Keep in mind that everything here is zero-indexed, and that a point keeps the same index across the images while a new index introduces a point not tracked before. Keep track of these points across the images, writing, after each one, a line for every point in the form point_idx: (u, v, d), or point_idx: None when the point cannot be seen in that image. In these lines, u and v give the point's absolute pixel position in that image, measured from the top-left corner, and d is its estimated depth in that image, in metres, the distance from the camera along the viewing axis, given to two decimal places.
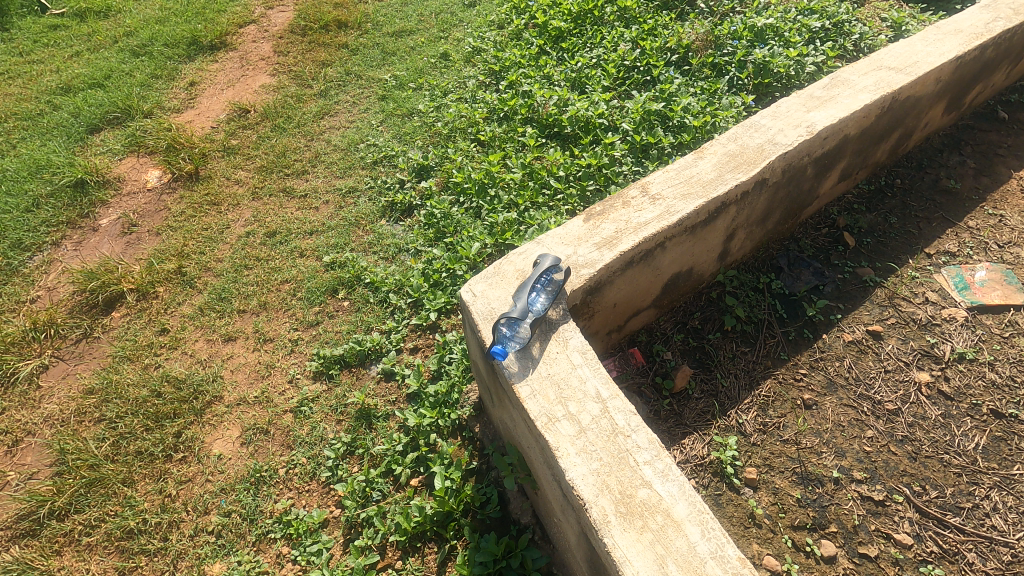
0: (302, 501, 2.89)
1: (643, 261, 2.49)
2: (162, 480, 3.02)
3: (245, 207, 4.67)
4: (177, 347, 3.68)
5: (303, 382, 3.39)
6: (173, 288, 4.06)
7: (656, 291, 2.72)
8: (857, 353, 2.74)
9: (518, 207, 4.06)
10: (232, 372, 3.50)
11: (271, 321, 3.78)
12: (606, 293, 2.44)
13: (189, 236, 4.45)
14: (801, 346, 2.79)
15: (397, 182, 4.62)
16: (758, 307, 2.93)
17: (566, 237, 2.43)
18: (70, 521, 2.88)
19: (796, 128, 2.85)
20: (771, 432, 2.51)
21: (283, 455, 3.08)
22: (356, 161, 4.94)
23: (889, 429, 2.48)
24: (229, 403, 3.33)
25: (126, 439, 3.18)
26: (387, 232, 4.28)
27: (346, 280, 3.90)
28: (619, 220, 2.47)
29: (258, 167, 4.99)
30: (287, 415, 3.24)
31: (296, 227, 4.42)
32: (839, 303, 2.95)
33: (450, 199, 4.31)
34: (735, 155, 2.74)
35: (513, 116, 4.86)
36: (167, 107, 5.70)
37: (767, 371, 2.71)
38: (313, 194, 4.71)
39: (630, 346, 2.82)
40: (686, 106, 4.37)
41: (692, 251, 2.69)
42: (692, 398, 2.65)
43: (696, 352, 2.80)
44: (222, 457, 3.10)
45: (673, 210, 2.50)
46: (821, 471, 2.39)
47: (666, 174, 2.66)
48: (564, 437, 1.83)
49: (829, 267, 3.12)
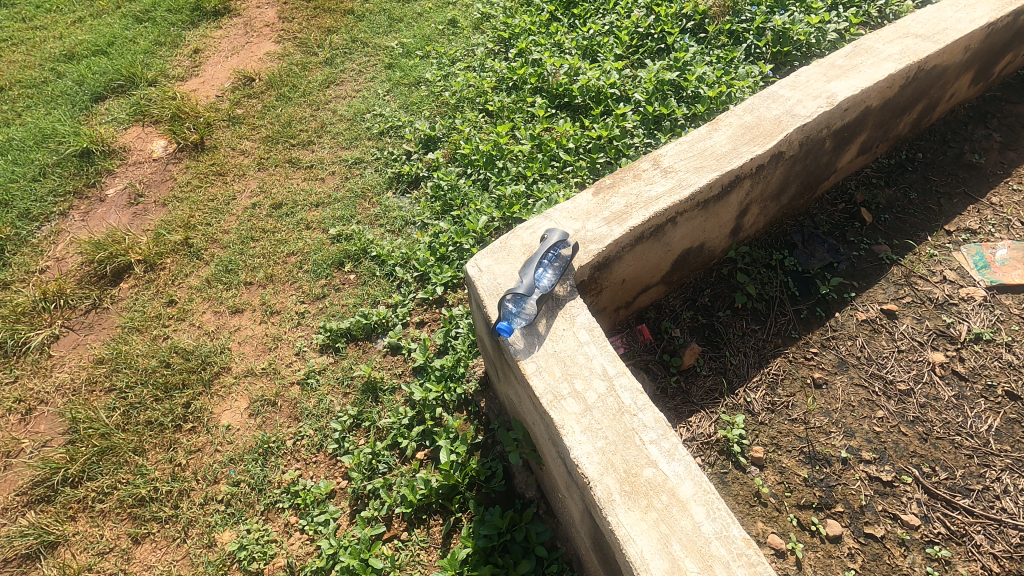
0: (309, 472, 2.90)
1: (654, 237, 2.42)
2: (172, 449, 3.05)
3: (251, 178, 4.69)
4: (184, 319, 3.73)
5: (310, 354, 3.41)
6: (180, 260, 4.11)
7: (666, 267, 2.66)
8: (870, 332, 2.69)
9: (527, 179, 4.02)
10: (240, 344, 3.53)
11: (278, 293, 3.79)
12: (614, 269, 2.38)
13: (195, 207, 4.48)
14: (813, 324, 2.74)
15: (404, 154, 4.57)
16: (769, 285, 2.88)
17: (575, 212, 2.36)
18: (83, 488, 2.93)
19: (815, 98, 2.74)
20: (779, 410, 2.46)
21: (290, 426, 3.09)
22: (362, 132, 4.89)
23: (901, 410, 2.43)
24: (237, 374, 3.36)
25: (136, 409, 3.21)
26: (393, 205, 4.24)
27: (352, 253, 3.89)
28: (629, 194, 2.41)
29: (264, 137, 4.98)
30: (294, 388, 3.26)
31: (302, 199, 4.41)
32: (853, 281, 2.88)
33: (458, 170, 4.26)
34: (752, 127, 2.65)
35: (522, 86, 4.76)
36: (172, 75, 5.63)
37: (777, 349, 2.67)
38: (319, 164, 4.69)
39: (638, 322, 2.77)
40: (701, 75, 4.27)
41: (703, 226, 2.62)
42: (700, 375, 2.60)
43: (706, 330, 2.75)
44: (231, 427, 3.11)
45: (685, 183, 2.43)
46: (830, 450, 2.33)
47: (678, 147, 2.58)
48: (569, 415, 1.80)
49: (844, 244, 3.05)
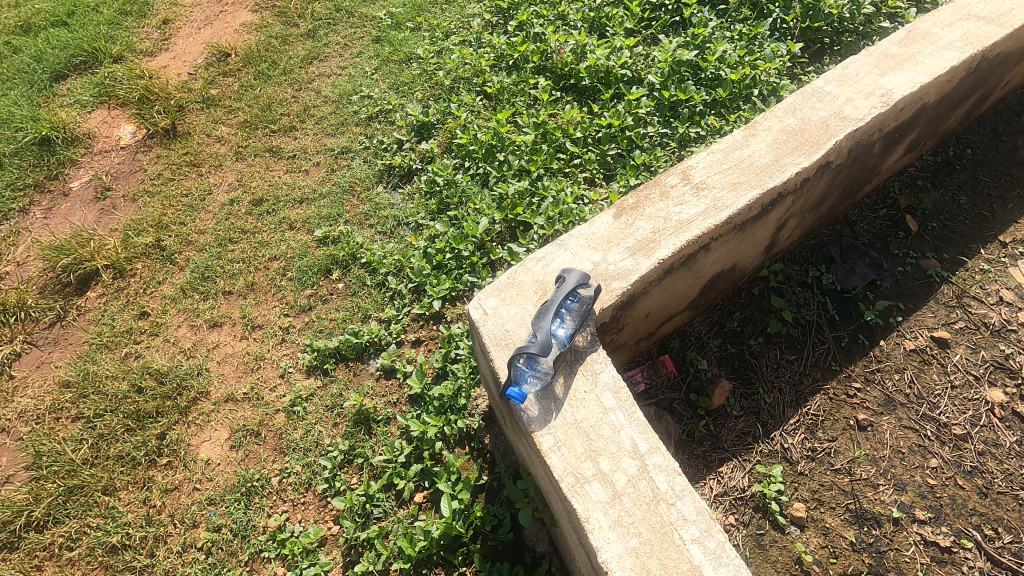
0: (297, 515, 2.65)
1: (684, 267, 2.10)
2: (146, 488, 2.78)
3: (228, 169, 4.28)
4: (158, 334, 3.41)
5: (296, 376, 3.11)
6: (152, 265, 3.76)
7: (694, 294, 2.35)
8: (919, 364, 2.41)
9: (530, 174, 3.64)
10: (219, 364, 3.23)
11: (260, 305, 3.47)
12: (639, 305, 2.07)
13: (168, 203, 4.10)
14: (855, 354, 2.45)
15: (395, 143, 4.17)
16: (806, 307, 2.58)
17: (593, 239, 2.04)
18: (49, 534, 2.67)
19: (868, 96, 2.38)
20: (820, 459, 2.20)
21: (276, 461, 2.82)
22: (348, 117, 4.46)
23: (956, 458, 2.17)
24: (216, 400, 3.07)
25: (105, 441, 2.93)
26: (384, 201, 3.87)
27: (340, 258, 3.55)
28: (656, 217, 2.08)
29: (241, 122, 4.55)
30: (279, 416, 2.97)
31: (284, 193, 4.03)
32: (899, 303, 2.58)
33: (454, 163, 3.86)
34: (795, 132, 2.29)
35: (523, 65, 4.32)
36: (138, 50, 5.13)
37: (816, 385, 2.39)
38: (302, 154, 4.29)
39: (661, 352, 2.47)
40: (722, 54, 3.85)
41: (738, 248, 2.30)
42: (730, 416, 2.32)
43: (735, 361, 2.46)
44: (211, 462, 2.84)
45: (722, 204, 2.10)
46: (879, 509, 2.08)
47: (711, 157, 2.24)
48: (595, 505, 1.53)
49: (888, 257, 2.74)
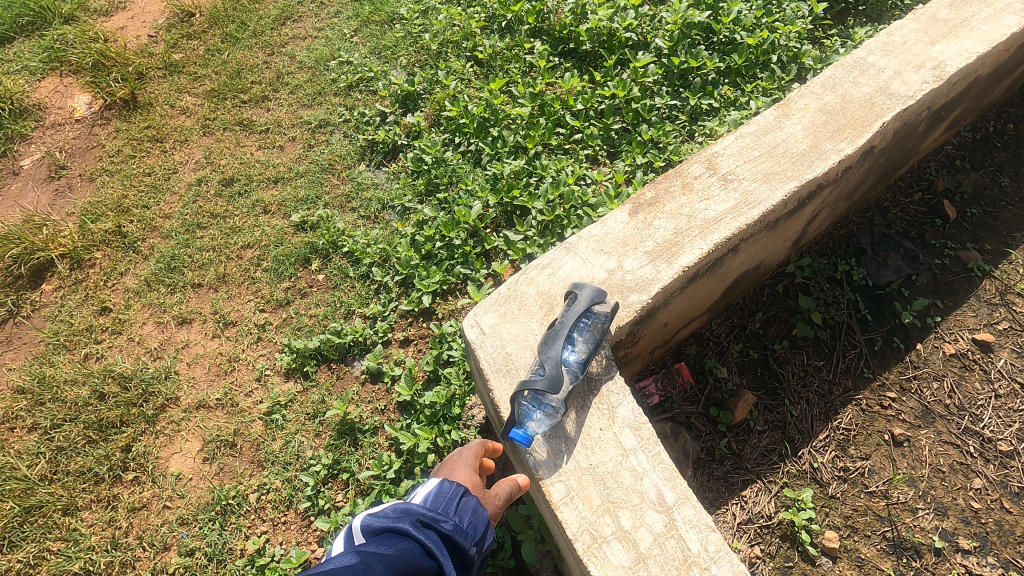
0: (279, 537, 2.44)
1: (710, 272, 1.86)
2: (111, 508, 2.55)
3: (195, 144, 3.90)
4: (121, 332, 3.11)
5: (273, 380, 2.85)
6: (113, 254, 3.42)
7: (718, 297, 2.11)
8: (960, 371, 2.18)
9: (527, 152, 3.30)
10: (189, 366, 2.95)
11: (233, 299, 3.17)
12: (659, 316, 1.84)
13: (128, 183, 3.72)
14: (889, 359, 2.22)
15: (378, 115, 3.79)
16: (836, 307, 2.33)
17: (606, 243, 1.81)
18: (5, 560, 2.45)
19: (918, 69, 2.08)
20: (853, 480, 2.00)
21: (254, 476, 2.59)
22: (326, 86, 4.06)
23: (1001, 478, 1.98)
24: (187, 407, 2.81)
25: (65, 455, 2.68)
26: (367, 181, 3.53)
27: (320, 247, 3.24)
28: (679, 216, 1.83)
29: (208, 91, 4.14)
30: (256, 425, 2.73)
31: (256, 172, 3.68)
32: (937, 301, 2.34)
33: (443, 138, 3.51)
34: (836, 112, 2.01)
35: (517, 27, 3.92)
36: (92, 9, 4.63)
37: (847, 395, 2.16)
38: (276, 127, 3.91)
39: (676, 359, 2.23)
40: (737, 16, 3.48)
41: (769, 246, 2.05)
42: (753, 432, 2.10)
43: (758, 368, 2.22)
44: (182, 477, 2.61)
45: (754, 199, 1.84)
46: (919, 537, 1.89)
47: (740, 142, 1.96)
48: (617, 569, 1.34)
49: (924, 248, 2.47)
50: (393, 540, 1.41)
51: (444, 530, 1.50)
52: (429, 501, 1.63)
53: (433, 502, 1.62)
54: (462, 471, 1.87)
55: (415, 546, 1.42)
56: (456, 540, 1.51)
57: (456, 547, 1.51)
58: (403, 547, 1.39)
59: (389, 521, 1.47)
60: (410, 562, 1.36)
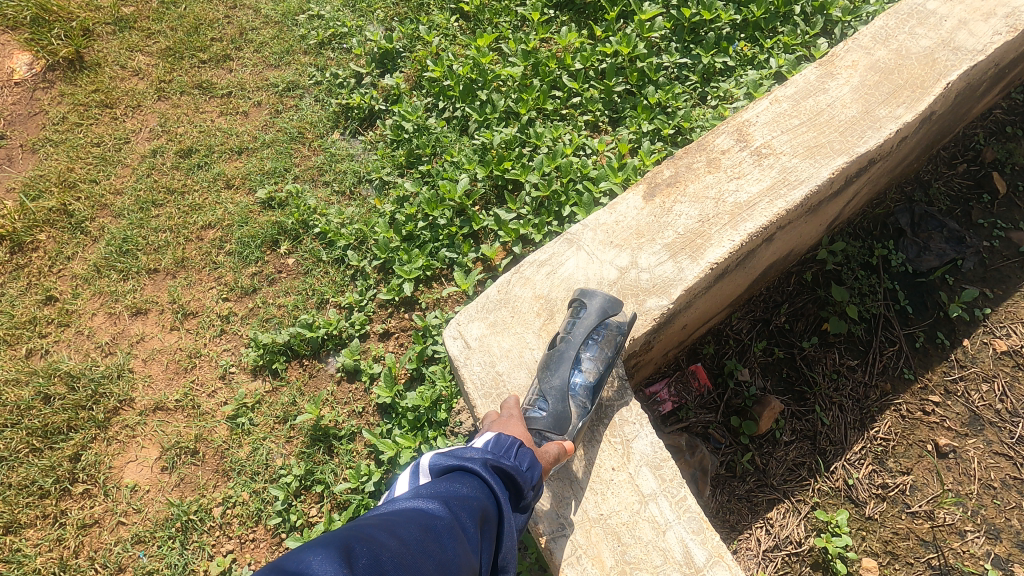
0: (247, 556, 2.20)
1: (742, 264, 1.81)
2: (59, 525, 2.30)
3: (150, 110, 3.49)
4: (68, 325, 2.79)
5: (239, 378, 2.56)
6: (58, 236, 3.06)
7: (755, 287, 2.03)
8: (1013, 371, 1.95)
9: (519, 118, 2.93)
10: (145, 363, 2.64)
11: (193, 286, 2.84)
12: (680, 319, 1.78)
13: (75, 155, 3.32)
14: (932, 358, 1.99)
15: (353, 77, 3.39)
16: (872, 297, 2.07)
17: (616, 234, 1.78)
18: None
19: (986, 17, 1.95)
20: (892, 498, 1.81)
21: (218, 487, 2.34)
22: (294, 43, 3.62)
23: None
24: (142, 410, 2.52)
25: (5, 466, 2.40)
26: (341, 152, 3.16)
27: (289, 227, 2.90)
28: (706, 200, 1.79)
29: (163, 49, 3.69)
30: (220, 429, 2.45)
31: (218, 142, 3.29)
32: (988, 290, 2.08)
33: (426, 103, 3.13)
34: (891, 72, 1.90)
35: None
36: None
37: (885, 400, 1.94)
38: (239, 91, 3.49)
39: (691, 360, 2.03)
40: None
41: (816, 226, 1.97)
42: (779, 443, 1.91)
43: (784, 369, 2.02)
44: (138, 489, 2.35)
45: (795, 177, 1.78)
46: (969, 565, 1.72)
47: (781, 110, 1.89)
48: None
49: (970, 228, 2.18)
50: (462, 480, 1.18)
51: (511, 472, 1.24)
52: (488, 442, 1.31)
53: (494, 440, 1.31)
54: (518, 424, 1.40)
55: (484, 489, 1.19)
56: (522, 483, 1.26)
57: (521, 492, 1.27)
58: (469, 493, 1.16)
59: (458, 459, 1.22)
60: (476, 514, 1.14)
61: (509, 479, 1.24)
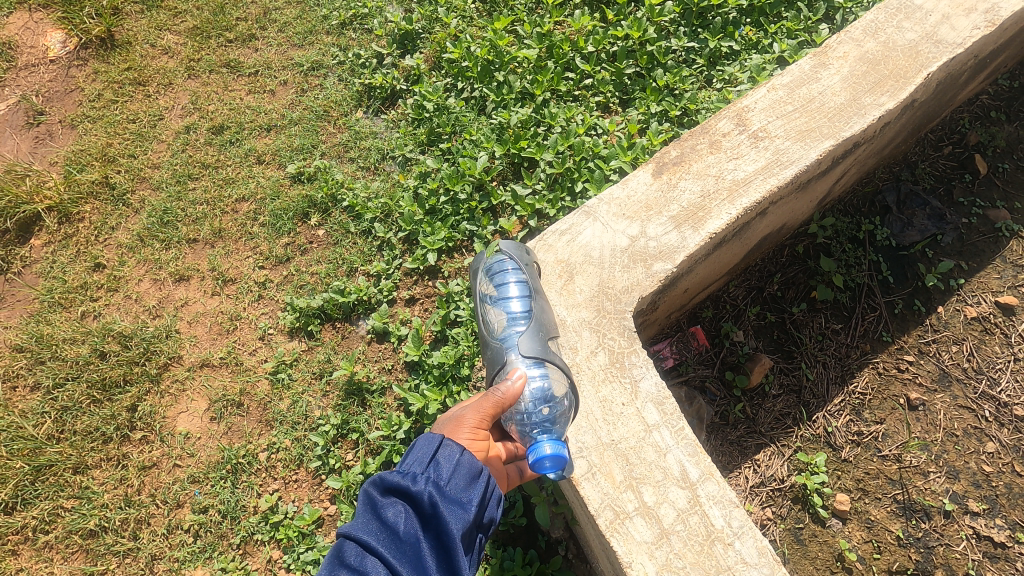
0: (291, 494, 2.47)
1: (738, 235, 2.02)
2: (122, 466, 2.57)
3: (181, 88, 3.66)
4: (117, 289, 3.02)
5: (277, 339, 2.80)
6: (102, 207, 3.27)
7: (749, 257, 2.25)
8: (981, 335, 2.17)
9: (535, 99, 3.11)
10: (190, 324, 2.88)
11: (231, 255, 3.06)
12: (682, 283, 2.00)
13: (113, 131, 3.50)
14: (909, 322, 2.21)
15: (374, 57, 3.55)
16: (857, 268, 2.29)
17: (627, 207, 1.99)
18: (19, 516, 2.48)
19: (969, 12, 2.12)
20: (866, 444, 2.05)
21: (262, 435, 2.60)
22: (317, 23, 3.77)
23: (1014, 442, 2.02)
24: (190, 366, 2.77)
25: (70, 415, 2.66)
26: (365, 130, 3.34)
27: (319, 201, 3.11)
28: (707, 178, 1.99)
29: (190, 28, 3.84)
30: (262, 384, 2.70)
31: (248, 119, 3.47)
32: (963, 262, 2.28)
33: (445, 83, 3.29)
34: (878, 62, 2.09)
35: None
36: None
37: (864, 358, 2.17)
38: (265, 70, 3.66)
39: (692, 322, 2.25)
40: None
41: (805, 203, 2.18)
42: (768, 396, 2.14)
43: (775, 331, 2.24)
44: (190, 436, 2.61)
45: (787, 158, 1.97)
46: (929, 500, 1.96)
47: (776, 97, 2.08)
48: (641, 545, 1.57)
49: (951, 206, 2.38)
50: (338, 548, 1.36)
51: (376, 501, 1.39)
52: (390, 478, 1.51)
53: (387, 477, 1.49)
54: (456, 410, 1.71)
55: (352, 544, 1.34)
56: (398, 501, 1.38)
57: (414, 500, 1.38)
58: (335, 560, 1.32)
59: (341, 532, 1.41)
60: None
61: (386, 522, 1.36)
